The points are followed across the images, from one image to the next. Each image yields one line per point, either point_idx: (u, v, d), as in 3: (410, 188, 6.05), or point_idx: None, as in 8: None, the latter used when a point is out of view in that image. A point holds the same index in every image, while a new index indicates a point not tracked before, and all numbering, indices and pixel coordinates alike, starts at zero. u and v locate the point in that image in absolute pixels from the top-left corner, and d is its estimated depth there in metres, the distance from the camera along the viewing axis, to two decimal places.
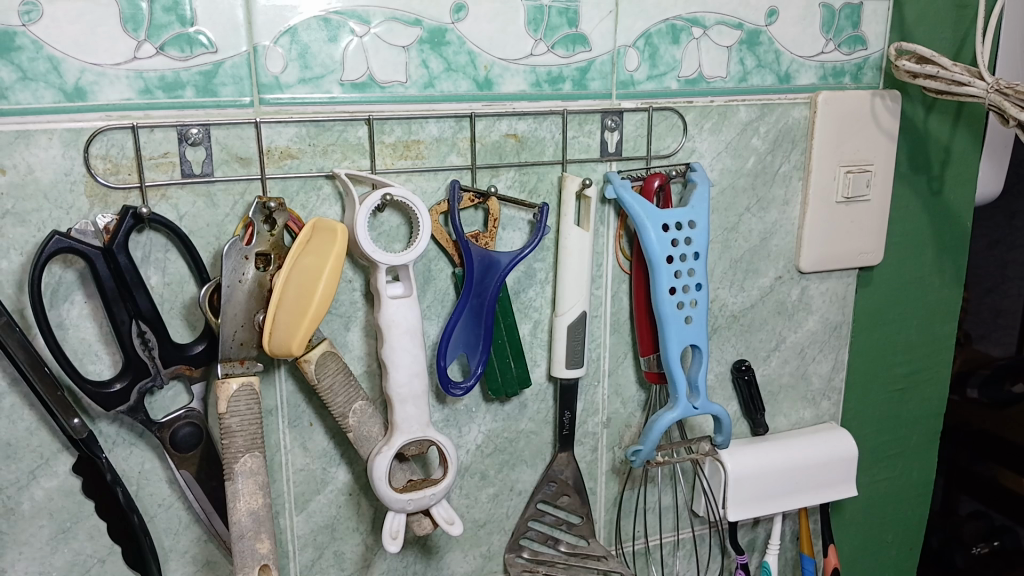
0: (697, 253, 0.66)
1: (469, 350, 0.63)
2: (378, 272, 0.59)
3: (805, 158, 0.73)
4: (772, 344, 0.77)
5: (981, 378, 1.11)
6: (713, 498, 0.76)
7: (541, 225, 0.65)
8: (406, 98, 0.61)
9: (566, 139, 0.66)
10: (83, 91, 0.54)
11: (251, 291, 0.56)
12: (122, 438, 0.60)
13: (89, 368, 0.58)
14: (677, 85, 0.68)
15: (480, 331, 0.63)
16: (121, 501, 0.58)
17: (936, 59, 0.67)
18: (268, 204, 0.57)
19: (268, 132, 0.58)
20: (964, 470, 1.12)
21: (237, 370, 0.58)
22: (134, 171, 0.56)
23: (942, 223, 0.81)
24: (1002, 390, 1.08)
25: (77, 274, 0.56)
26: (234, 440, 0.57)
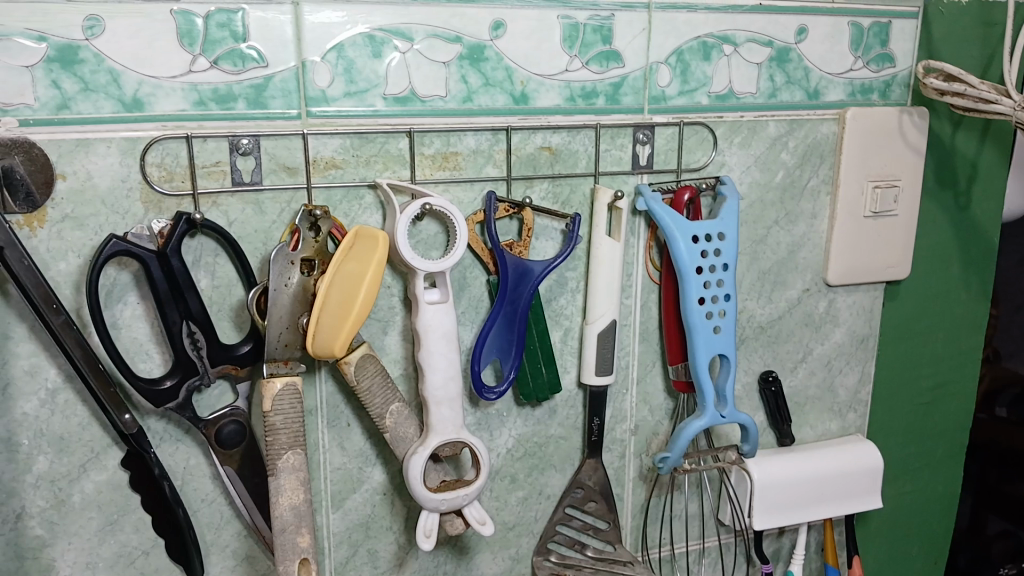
0: (726, 264, 0.68)
1: (502, 355, 0.65)
2: (416, 278, 0.61)
3: (833, 172, 0.75)
4: (799, 356, 0.78)
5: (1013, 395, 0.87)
6: (738, 507, 0.76)
7: (574, 233, 0.67)
8: (446, 111, 0.64)
9: (599, 152, 0.68)
10: (140, 102, 0.57)
11: (296, 294, 0.59)
12: (169, 434, 0.62)
13: (140, 366, 0.60)
14: (708, 100, 0.70)
15: (512, 336, 0.65)
16: (168, 495, 0.60)
17: (964, 77, 0.69)
18: (313, 211, 0.59)
19: (314, 143, 0.61)
20: (994, 491, 0.90)
21: (281, 370, 0.60)
22: (188, 179, 0.59)
23: (969, 238, 0.82)
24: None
25: (131, 276, 0.59)
26: (278, 437, 0.59)
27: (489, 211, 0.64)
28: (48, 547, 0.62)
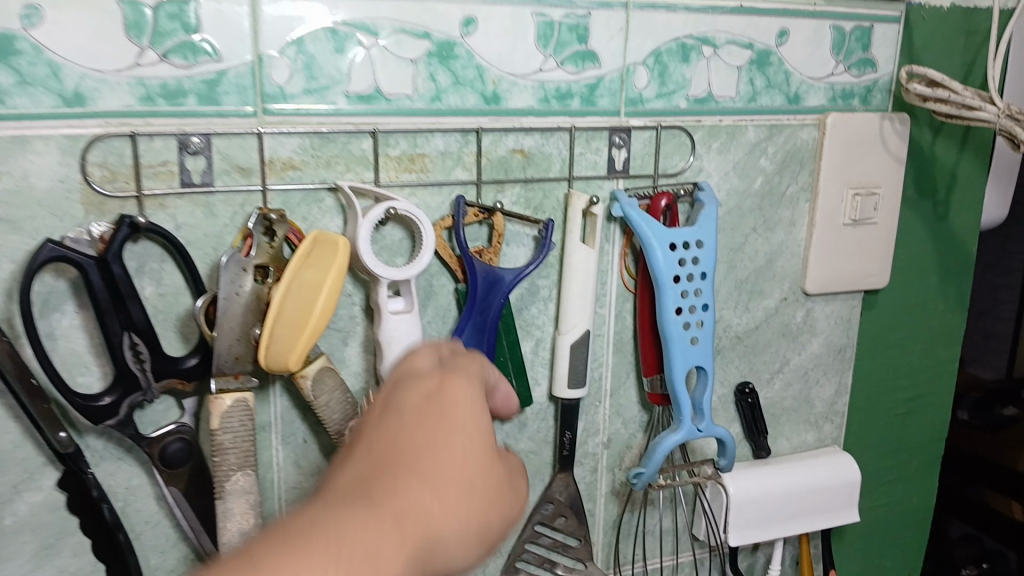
0: (704, 274, 0.65)
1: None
2: (379, 286, 0.58)
3: (812, 179, 0.73)
4: (776, 366, 0.77)
5: (972, 400, 1.08)
6: (714, 520, 0.74)
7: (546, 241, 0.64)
8: (412, 111, 0.60)
9: (573, 155, 0.65)
10: (83, 97, 0.53)
11: (248, 303, 0.55)
12: (109, 453, 0.58)
13: (78, 381, 0.56)
14: (686, 104, 0.67)
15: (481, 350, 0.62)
16: (108, 518, 0.56)
17: (948, 83, 0.68)
18: (268, 215, 0.56)
19: (271, 142, 0.57)
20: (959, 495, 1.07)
21: (231, 385, 0.56)
22: (132, 179, 0.55)
23: (946, 247, 0.81)
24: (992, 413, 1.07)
25: (69, 283, 0.55)
26: (227, 458, 0.55)
27: (456, 218, 0.62)
28: None
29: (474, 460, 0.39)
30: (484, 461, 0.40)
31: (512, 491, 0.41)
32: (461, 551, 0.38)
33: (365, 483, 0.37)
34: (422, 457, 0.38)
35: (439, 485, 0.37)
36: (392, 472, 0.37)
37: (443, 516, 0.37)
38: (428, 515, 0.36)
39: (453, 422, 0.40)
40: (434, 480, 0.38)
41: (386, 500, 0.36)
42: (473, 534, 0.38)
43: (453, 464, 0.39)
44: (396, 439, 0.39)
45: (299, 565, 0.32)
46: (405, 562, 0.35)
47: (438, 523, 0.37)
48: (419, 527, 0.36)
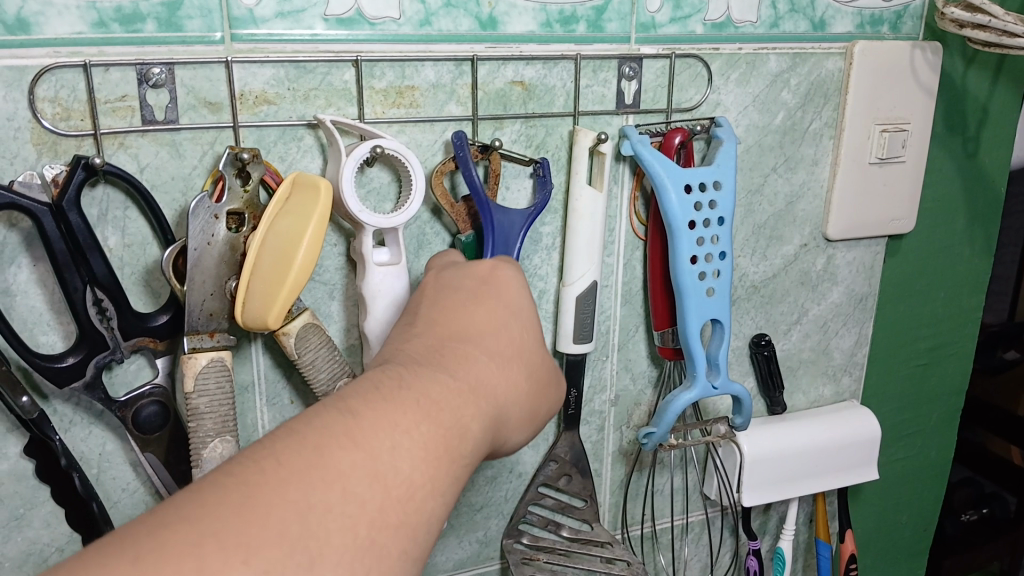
0: (722, 218, 0.60)
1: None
2: (364, 234, 0.53)
3: (837, 114, 0.67)
4: (794, 317, 0.72)
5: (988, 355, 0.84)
6: (726, 479, 0.70)
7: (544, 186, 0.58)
8: (400, 37, 0.54)
9: (579, 88, 0.59)
10: (26, 22, 0.46)
11: (222, 254, 0.50)
12: (79, 418, 0.53)
13: (39, 340, 0.51)
14: (703, 30, 0.61)
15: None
16: (79, 488, 0.52)
17: (987, 6, 0.61)
18: (240, 155, 0.49)
19: (241, 73, 0.51)
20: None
21: (206, 344, 0.51)
22: (88, 116, 0.49)
23: (975, 188, 0.75)
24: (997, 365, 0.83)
25: (23, 235, 0.49)
26: (203, 423, 0.50)
27: (461, 152, 0.55)
28: None
29: (527, 347, 0.47)
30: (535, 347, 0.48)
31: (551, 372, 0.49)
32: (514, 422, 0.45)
33: (445, 354, 0.42)
34: (490, 340, 0.44)
35: (503, 357, 0.44)
36: (468, 344, 0.43)
37: (510, 379, 0.44)
38: (502, 382, 0.43)
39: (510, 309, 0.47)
40: (502, 353, 0.44)
41: (466, 368, 0.41)
42: (524, 404, 0.45)
43: (514, 340, 0.46)
44: (468, 318, 0.45)
45: (396, 420, 0.35)
46: (477, 424, 0.39)
47: (508, 387, 0.43)
48: (491, 393, 0.42)
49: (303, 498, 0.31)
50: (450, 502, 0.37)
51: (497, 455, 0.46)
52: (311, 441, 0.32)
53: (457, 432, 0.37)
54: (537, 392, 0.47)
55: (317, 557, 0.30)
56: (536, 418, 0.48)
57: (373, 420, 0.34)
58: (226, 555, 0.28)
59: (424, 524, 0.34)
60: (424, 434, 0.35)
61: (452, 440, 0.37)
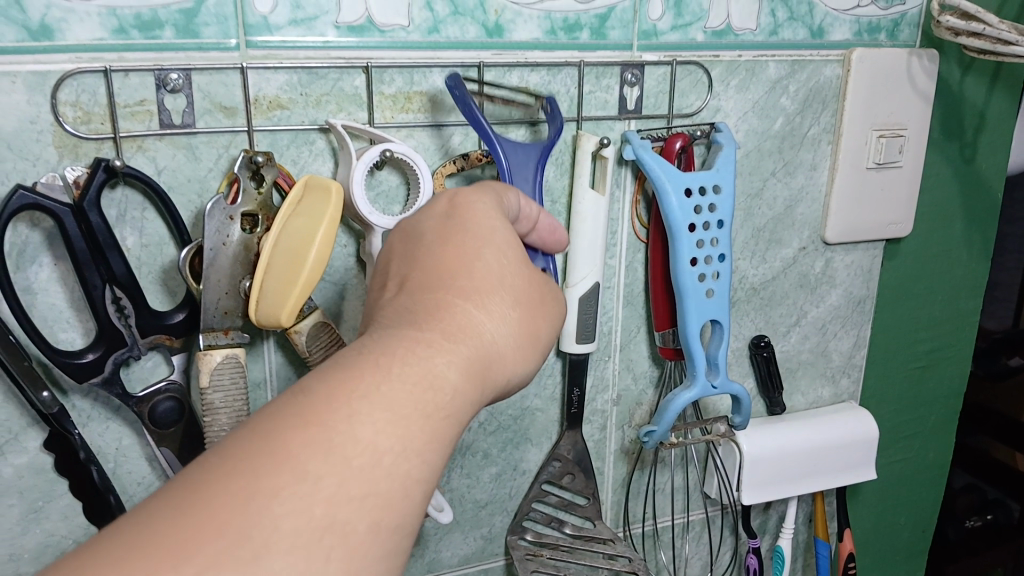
0: (721, 221, 0.61)
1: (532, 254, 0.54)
2: (373, 236, 0.54)
3: (835, 120, 0.68)
4: (793, 319, 0.73)
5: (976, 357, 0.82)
6: (726, 478, 0.72)
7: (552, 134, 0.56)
8: (409, 44, 0.56)
9: (583, 94, 0.60)
10: (48, 29, 0.48)
11: (236, 254, 0.51)
12: (96, 413, 0.55)
13: (59, 337, 0.53)
14: (703, 37, 0.62)
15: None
16: (97, 480, 0.54)
17: (982, 15, 0.62)
18: (255, 158, 0.51)
19: (255, 79, 0.53)
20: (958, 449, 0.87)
21: (221, 341, 0.53)
22: (108, 120, 0.51)
23: (973, 193, 0.77)
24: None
25: (44, 234, 0.51)
26: (218, 418, 0.52)
27: (456, 92, 0.53)
28: None
29: (517, 283, 0.43)
30: (528, 280, 0.44)
31: (552, 306, 0.45)
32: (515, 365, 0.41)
33: (413, 311, 0.39)
34: (466, 282, 0.41)
35: (484, 299, 0.41)
36: (442, 292, 0.40)
37: (495, 321, 0.41)
38: (484, 328, 0.40)
39: (494, 240, 0.43)
40: (482, 294, 0.41)
41: (435, 320, 0.39)
42: (522, 344, 0.42)
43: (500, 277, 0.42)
44: (443, 259, 0.42)
45: (351, 390, 0.34)
46: (455, 375, 0.37)
47: (494, 332, 0.40)
48: (468, 341, 0.39)
49: (249, 488, 0.30)
50: (431, 465, 0.35)
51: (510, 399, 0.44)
52: (266, 428, 0.32)
53: (423, 388, 0.36)
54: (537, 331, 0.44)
55: (264, 548, 0.29)
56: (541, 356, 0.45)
57: (324, 396, 0.33)
58: (157, 559, 0.28)
59: (398, 494, 0.34)
60: (384, 399, 0.34)
61: (419, 397, 0.35)
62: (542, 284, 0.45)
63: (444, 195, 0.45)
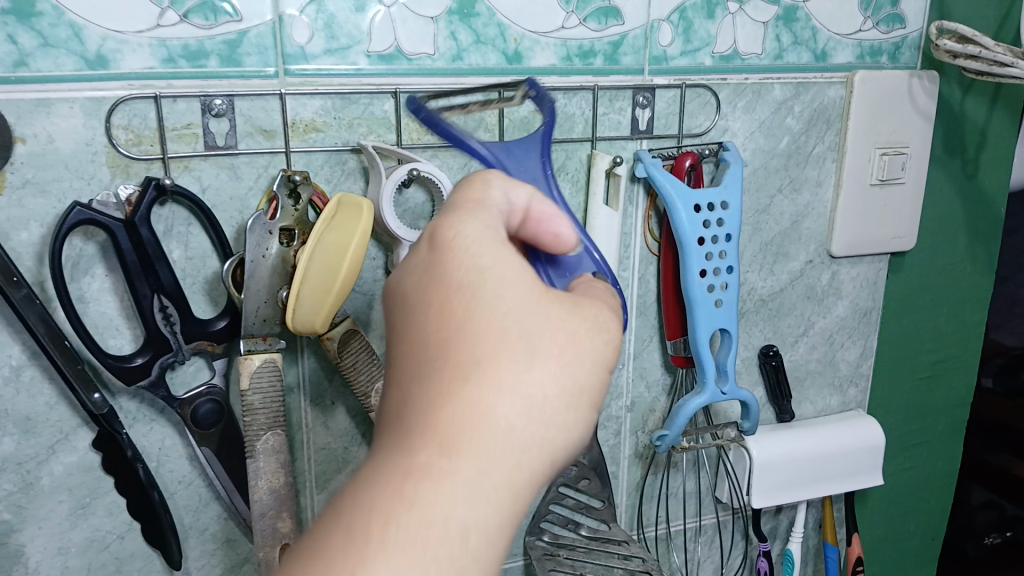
0: (729, 235, 0.64)
1: (576, 266, 0.48)
2: (401, 248, 0.58)
3: (839, 138, 0.71)
4: (800, 329, 0.76)
5: (997, 366, 0.85)
6: (737, 483, 0.75)
7: (536, 137, 0.55)
8: (434, 71, 0.60)
9: (596, 115, 0.64)
10: (105, 59, 0.53)
11: (274, 266, 0.55)
12: (142, 414, 0.59)
13: (109, 343, 0.57)
14: (711, 62, 0.66)
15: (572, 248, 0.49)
16: (142, 477, 0.57)
17: (978, 39, 0.65)
18: (293, 177, 0.55)
19: (293, 104, 0.57)
20: (975, 461, 0.89)
21: (259, 347, 0.57)
22: (157, 142, 0.55)
23: (976, 208, 0.79)
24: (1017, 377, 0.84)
25: (98, 247, 0.55)
26: (257, 418, 0.56)
27: (421, 114, 0.52)
28: (17, 532, 0.60)
29: (526, 329, 0.36)
30: (538, 324, 0.37)
31: (587, 338, 0.38)
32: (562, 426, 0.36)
33: (413, 405, 0.35)
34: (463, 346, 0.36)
35: (490, 363, 0.35)
36: (441, 368, 0.36)
37: (510, 386, 0.35)
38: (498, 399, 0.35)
39: (484, 283, 0.37)
40: (485, 358, 0.35)
41: (438, 420, 0.34)
42: (559, 398, 0.36)
43: (500, 327, 0.36)
44: (432, 323, 0.37)
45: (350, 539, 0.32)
46: (465, 485, 0.33)
47: (512, 395, 0.35)
48: (481, 418, 0.34)
49: None
50: None
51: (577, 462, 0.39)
52: None
53: (428, 517, 0.32)
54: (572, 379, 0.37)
55: None
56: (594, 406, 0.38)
57: (324, 555, 0.31)
58: None
59: None
60: (386, 543, 0.31)
61: (426, 529, 0.32)
62: (563, 321, 0.38)
63: (425, 233, 0.40)
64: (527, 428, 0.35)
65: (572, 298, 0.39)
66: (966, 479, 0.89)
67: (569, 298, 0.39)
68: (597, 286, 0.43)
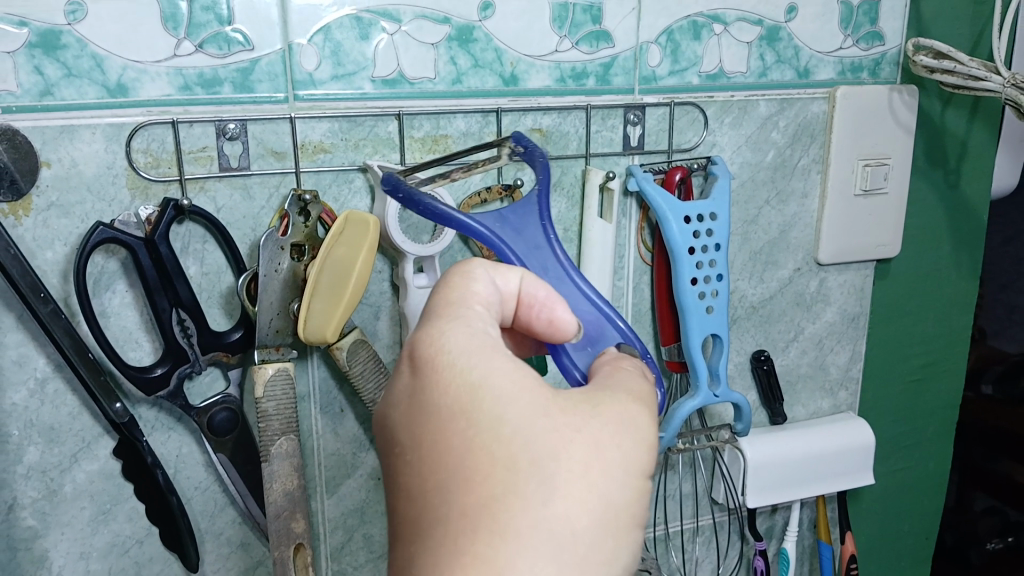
0: (718, 244, 0.68)
1: (593, 339, 0.50)
2: (405, 261, 0.62)
3: (824, 151, 0.75)
4: (791, 335, 0.79)
5: (996, 373, 0.89)
6: (732, 484, 0.77)
7: (529, 199, 0.54)
8: (435, 94, 0.63)
9: (590, 133, 0.67)
10: (125, 87, 0.56)
11: (286, 280, 0.58)
12: (160, 423, 0.62)
13: (130, 354, 0.60)
14: (698, 80, 0.69)
15: (590, 325, 0.50)
16: (161, 483, 0.60)
17: (953, 54, 0.68)
18: (303, 196, 0.59)
19: (302, 127, 0.60)
20: (977, 468, 0.92)
21: (273, 356, 0.60)
22: (174, 164, 0.58)
23: (959, 216, 0.82)
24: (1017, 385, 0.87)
25: (120, 263, 0.58)
26: (271, 424, 0.59)
27: (397, 193, 0.51)
28: (40, 538, 0.62)
29: (546, 448, 0.38)
30: (558, 442, 0.38)
31: (612, 444, 0.40)
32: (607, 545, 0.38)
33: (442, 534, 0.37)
34: (486, 475, 0.37)
35: (520, 490, 0.37)
36: (466, 501, 0.37)
37: (541, 511, 0.37)
38: (532, 527, 0.37)
39: (495, 403, 0.39)
40: (511, 486, 0.37)
41: (467, 550, 0.36)
42: (596, 513, 0.38)
43: (518, 449, 0.38)
44: (449, 451, 0.38)
45: None
46: None
47: (545, 521, 0.37)
48: (519, 548, 0.36)
49: None
50: None
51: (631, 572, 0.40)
52: None
53: None
54: (604, 489, 0.38)
55: None
56: (635, 512, 0.40)
57: None
58: None
59: None
60: None
61: None
62: (583, 432, 0.39)
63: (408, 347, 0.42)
64: (569, 549, 0.37)
65: (592, 401, 0.41)
66: (967, 485, 0.92)
67: (587, 401, 0.41)
68: (623, 370, 0.45)
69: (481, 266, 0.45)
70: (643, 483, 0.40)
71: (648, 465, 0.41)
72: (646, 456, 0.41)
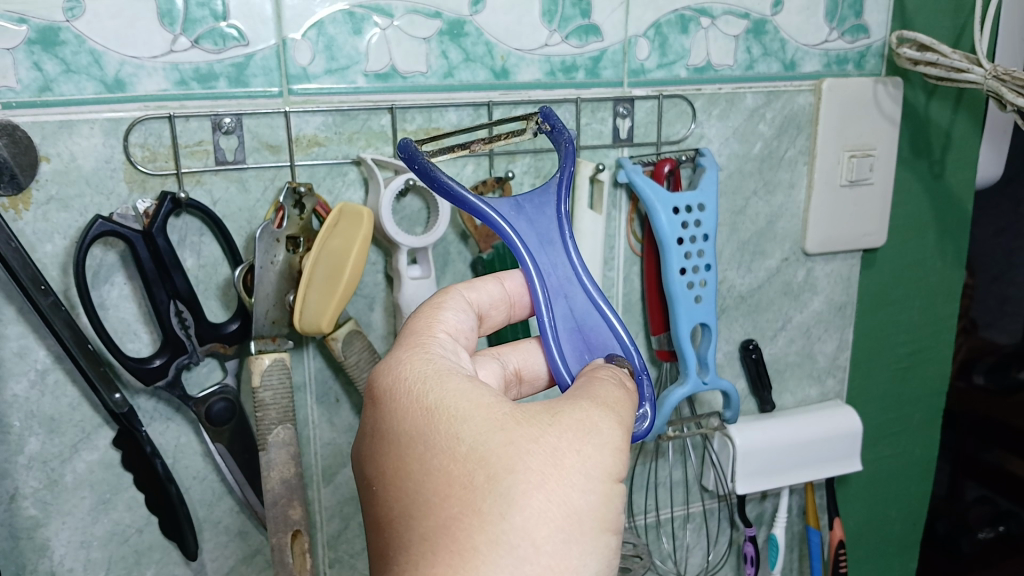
0: (706, 235, 0.69)
1: (593, 347, 0.51)
2: (399, 253, 0.63)
3: (810, 143, 0.76)
4: (779, 324, 0.80)
5: (987, 364, 0.90)
6: (721, 471, 0.79)
7: (549, 187, 0.52)
8: (427, 87, 0.64)
9: (580, 126, 0.68)
10: (122, 82, 0.57)
11: (282, 272, 0.59)
12: (159, 413, 0.63)
13: (128, 345, 0.61)
14: (686, 73, 0.71)
15: (592, 332, 0.51)
16: (160, 472, 0.61)
17: (935, 46, 0.69)
18: (298, 188, 0.60)
19: (297, 121, 0.61)
20: (970, 458, 0.94)
21: (269, 347, 0.61)
22: (171, 158, 0.59)
23: (943, 206, 0.83)
24: (1008, 376, 0.89)
25: (118, 256, 0.59)
26: (268, 413, 0.60)
27: (414, 162, 0.50)
28: (42, 527, 0.63)
29: (496, 450, 0.41)
30: (513, 455, 0.41)
31: (572, 452, 0.42)
32: (571, 552, 0.40)
33: (411, 541, 0.42)
34: (447, 494, 0.41)
35: (478, 507, 0.40)
36: (432, 500, 0.42)
37: (501, 527, 0.40)
38: (493, 544, 0.39)
39: (450, 423, 0.43)
40: (469, 503, 0.41)
41: (432, 565, 0.40)
42: (559, 523, 0.40)
43: (472, 465, 0.41)
44: (415, 462, 0.43)
45: None
46: None
47: (505, 536, 0.39)
48: (483, 565, 0.39)
49: None
50: None
51: (614, 572, 0.42)
52: None
53: None
54: (567, 497, 0.40)
55: None
56: (605, 515, 0.41)
57: None
58: None
59: None
60: None
61: None
62: (541, 442, 0.42)
63: (382, 380, 0.47)
64: (531, 560, 0.39)
65: (552, 410, 0.43)
66: (960, 476, 0.94)
67: (548, 410, 0.43)
68: (600, 381, 0.46)
69: (441, 304, 0.51)
70: (612, 487, 0.42)
71: (616, 468, 0.42)
72: (615, 460, 0.42)
